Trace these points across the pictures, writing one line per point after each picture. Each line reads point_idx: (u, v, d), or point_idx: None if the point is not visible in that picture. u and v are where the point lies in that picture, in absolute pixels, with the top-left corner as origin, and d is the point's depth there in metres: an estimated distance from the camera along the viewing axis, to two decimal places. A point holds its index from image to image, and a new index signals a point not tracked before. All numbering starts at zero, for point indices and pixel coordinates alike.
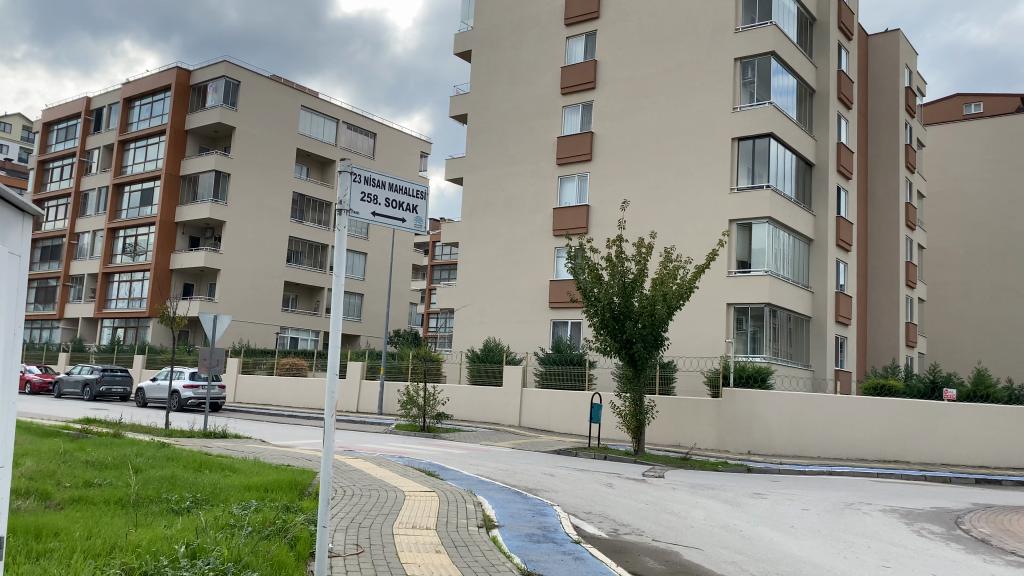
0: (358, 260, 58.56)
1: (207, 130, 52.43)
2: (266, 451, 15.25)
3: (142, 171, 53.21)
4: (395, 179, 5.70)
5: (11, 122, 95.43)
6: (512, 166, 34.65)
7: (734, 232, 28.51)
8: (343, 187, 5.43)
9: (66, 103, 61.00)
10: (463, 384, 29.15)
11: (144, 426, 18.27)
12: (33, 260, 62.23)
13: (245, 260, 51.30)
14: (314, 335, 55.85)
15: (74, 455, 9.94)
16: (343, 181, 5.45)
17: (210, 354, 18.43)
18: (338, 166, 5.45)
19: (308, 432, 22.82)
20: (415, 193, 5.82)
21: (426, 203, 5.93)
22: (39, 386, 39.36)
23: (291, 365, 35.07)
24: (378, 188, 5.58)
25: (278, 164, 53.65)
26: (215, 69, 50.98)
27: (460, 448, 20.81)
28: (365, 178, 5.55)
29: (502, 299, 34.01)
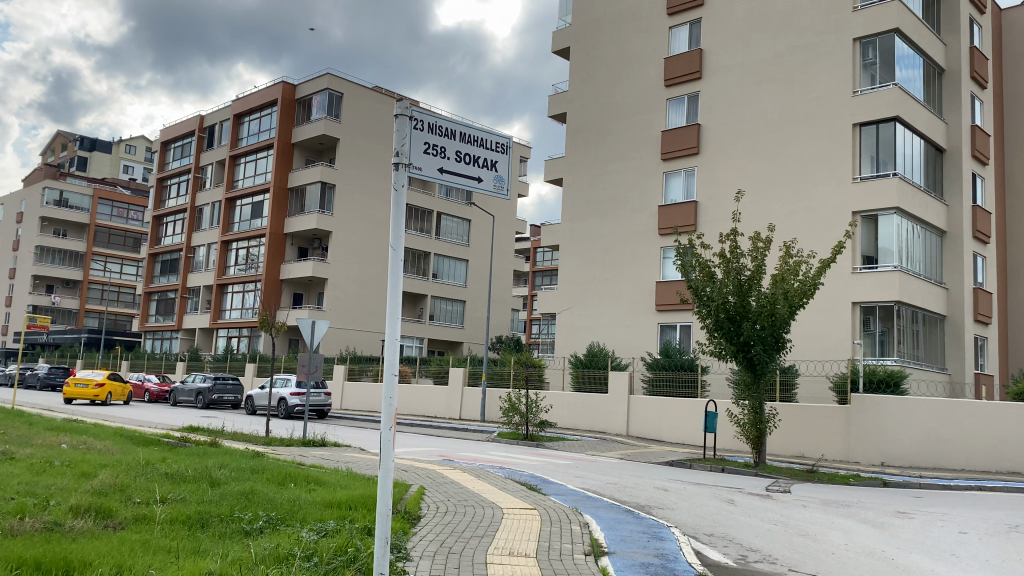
0: (459, 267, 58.44)
1: (313, 142, 53.35)
2: (361, 460, 14.55)
3: (252, 185, 54.60)
4: (468, 128, 4.93)
5: (136, 144, 100.69)
6: (615, 164, 33.40)
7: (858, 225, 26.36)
8: (403, 135, 4.67)
9: (182, 123, 63.45)
10: (567, 391, 28.03)
11: (244, 435, 17.97)
12: (154, 274, 64.97)
13: (350, 269, 51.82)
14: (419, 342, 55.67)
15: (156, 468, 9.38)
16: (403, 126, 4.70)
17: (309, 361, 17.95)
18: (396, 110, 4.70)
19: (410, 442, 22.19)
20: (493, 145, 5.01)
21: (509, 159, 5.12)
22: (157, 394, 40.58)
23: (395, 372, 34.91)
24: (446, 137, 4.81)
25: (380, 173, 54.04)
26: (318, 82, 51.82)
27: (566, 459, 19.67)
28: (430, 126, 4.79)
29: (607, 302, 32.74)
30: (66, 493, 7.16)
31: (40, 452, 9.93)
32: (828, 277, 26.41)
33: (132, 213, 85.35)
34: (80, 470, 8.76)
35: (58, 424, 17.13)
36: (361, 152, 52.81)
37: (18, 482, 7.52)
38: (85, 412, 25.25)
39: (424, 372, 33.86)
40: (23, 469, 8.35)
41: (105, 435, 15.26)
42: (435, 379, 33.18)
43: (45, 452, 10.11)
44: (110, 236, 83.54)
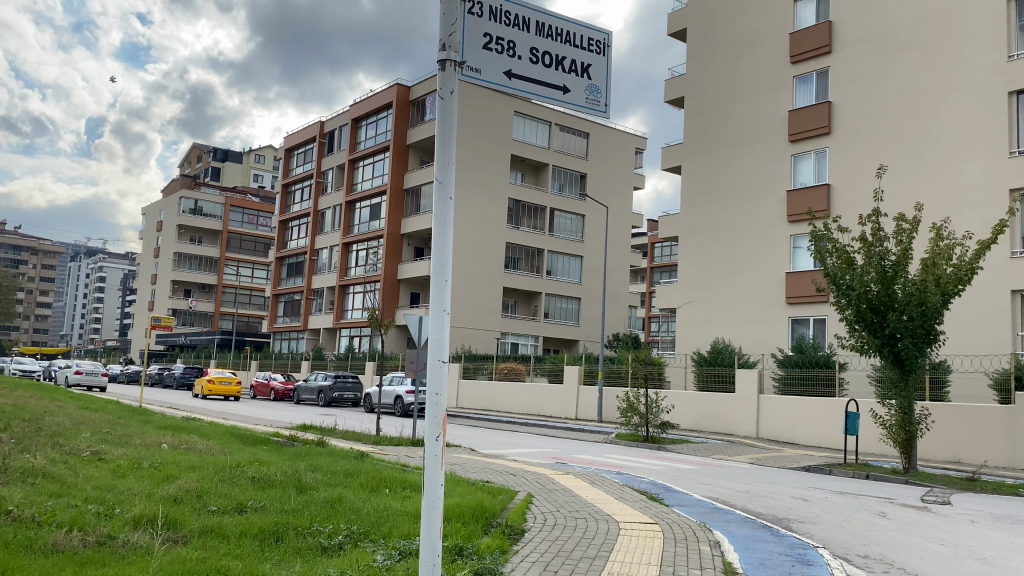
0: (574, 263, 57.35)
1: (427, 143, 53.57)
2: (469, 462, 13.70)
3: (370, 187, 55.33)
4: (555, 24, 4.61)
5: (265, 154, 104.93)
6: (738, 149, 31.52)
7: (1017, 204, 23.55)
8: (458, 22, 4.27)
9: (303, 129, 65.20)
10: (691, 390, 26.45)
11: (354, 433, 17.51)
12: (280, 277, 66.98)
13: (465, 268, 51.63)
14: (534, 340, 54.93)
15: (245, 471, 8.76)
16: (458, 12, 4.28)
17: (417, 358, 17.30)
18: None
19: (525, 442, 21.31)
20: (587, 44, 4.72)
21: (604, 58, 4.83)
22: (281, 393, 41.41)
23: (509, 370, 34.19)
24: (522, 32, 4.51)
25: (494, 170, 53.58)
26: (431, 81, 51.92)
27: (691, 463, 18.22)
28: (501, 17, 4.44)
29: (730, 295, 30.92)
30: (138, 499, 6.57)
31: (133, 452, 9.53)
32: (982, 262, 23.77)
33: (261, 219, 88.77)
34: (166, 473, 8.22)
35: (175, 423, 17.20)
36: (475, 150, 52.56)
37: (94, 486, 7.00)
38: (209, 410, 25.74)
39: (539, 370, 32.97)
40: (105, 472, 7.87)
41: (217, 434, 15.09)
42: (551, 377, 32.20)
43: (140, 452, 9.74)
44: (241, 242, 87.20)
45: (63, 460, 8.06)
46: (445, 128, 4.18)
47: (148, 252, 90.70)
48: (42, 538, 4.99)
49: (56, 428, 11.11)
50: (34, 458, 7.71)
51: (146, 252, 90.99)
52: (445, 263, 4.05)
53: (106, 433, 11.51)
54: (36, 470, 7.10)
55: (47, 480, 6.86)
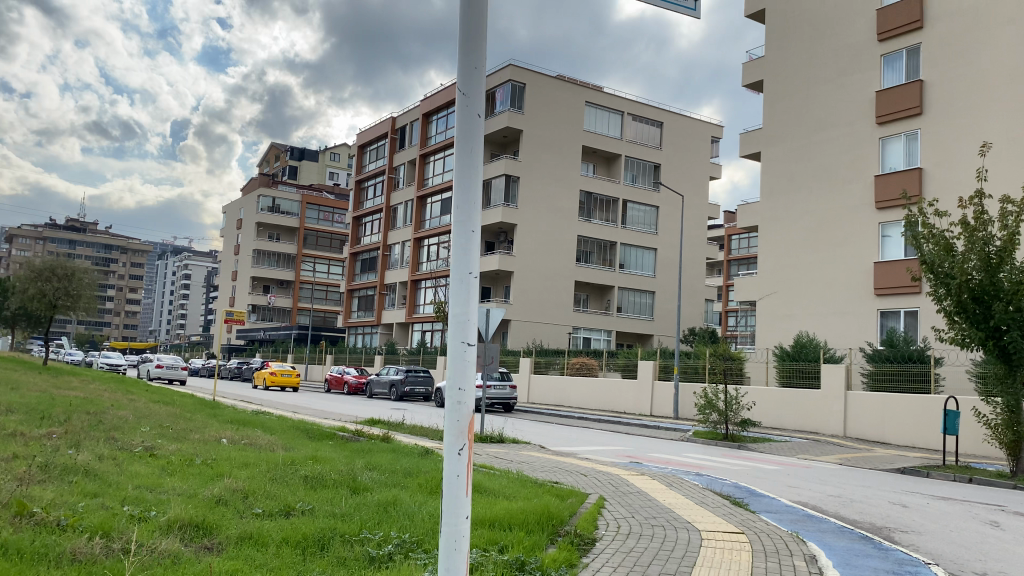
0: (648, 256, 56.06)
1: (498, 136, 53.13)
2: (537, 460, 13.07)
3: (441, 181, 55.15)
4: None
5: (340, 152, 106.32)
6: (821, 133, 30.07)
7: None
8: None
9: (376, 126, 65.56)
10: (773, 386, 25.24)
11: (422, 429, 17.08)
12: (355, 272, 67.55)
13: (536, 261, 51.02)
14: (607, 335, 54.00)
15: (300, 468, 8.30)
16: None
17: (485, 352, 16.77)
18: None
19: (599, 440, 20.57)
20: None
21: None
22: (354, 387, 41.56)
23: (581, 365, 33.43)
24: None
25: (566, 162, 52.76)
26: (501, 74, 51.41)
27: (774, 463, 17.18)
28: None
29: (815, 287, 29.45)
30: (178, 501, 6.12)
31: (190, 449, 9.21)
32: None
33: (336, 216, 89.96)
34: (217, 470, 7.83)
35: (243, 416, 17.02)
36: (546, 142, 51.89)
37: (136, 485, 6.59)
38: (281, 403, 25.78)
39: (612, 365, 32.12)
40: (153, 469, 7.49)
41: (282, 428, 14.81)
42: (625, 373, 31.32)
43: (196, 448, 9.39)
44: (318, 238, 88.53)
45: (113, 456, 7.73)
46: (470, 47, 3.52)
47: (228, 250, 93.00)
48: (62, 545, 4.57)
49: (118, 422, 10.97)
50: (82, 454, 7.39)
51: (227, 250, 93.25)
52: (473, 211, 3.47)
53: (167, 427, 11.31)
54: (80, 466, 6.75)
55: (88, 478, 6.49)
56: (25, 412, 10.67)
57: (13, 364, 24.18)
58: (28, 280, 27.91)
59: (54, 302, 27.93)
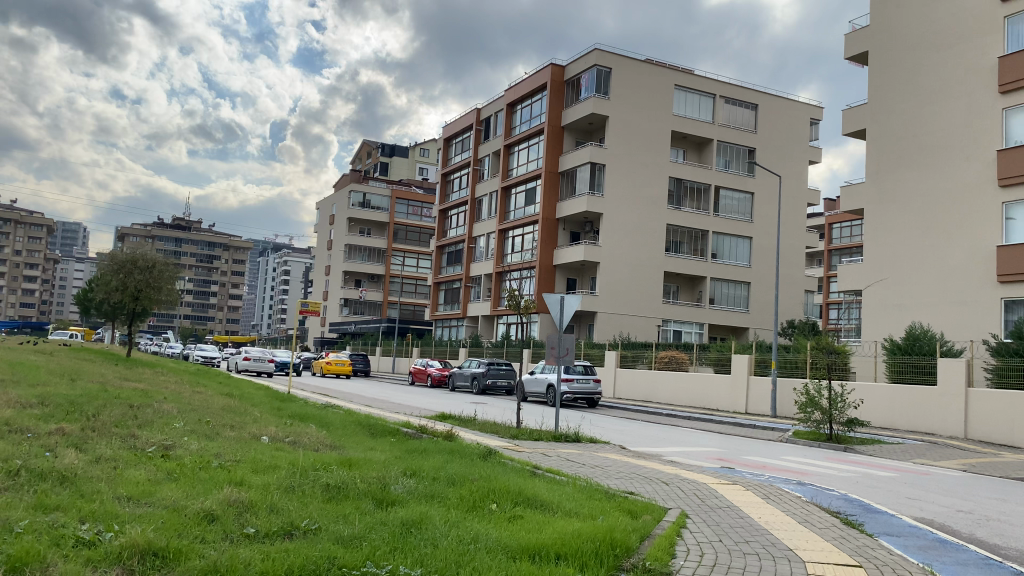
0: (743, 245, 53.47)
1: (583, 123, 51.54)
2: (612, 463, 11.66)
3: (526, 171, 53.90)
4: None
5: (430, 147, 106.40)
6: (935, 105, 27.46)
7: None
8: None
9: (461, 117, 64.79)
10: (881, 383, 23.06)
11: (491, 426, 15.91)
12: (440, 265, 67.14)
13: (624, 252, 49.34)
14: (699, 328, 51.85)
15: (326, 474, 7.12)
16: None
17: (558, 342, 15.43)
18: None
19: (686, 438, 19.01)
20: None
21: None
22: (438, 379, 40.96)
23: (670, 359, 31.83)
24: None
25: (654, 149, 50.81)
26: (587, 58, 49.89)
27: (885, 468, 15.27)
28: None
29: (928, 274, 26.93)
30: (152, 521, 5.04)
31: (218, 448, 8.25)
32: None
33: (425, 211, 89.99)
34: (230, 476, 6.76)
35: (307, 410, 16.24)
36: (633, 127, 50.07)
37: (117, 496, 5.58)
38: (358, 396, 25.11)
39: (703, 359, 30.23)
40: (154, 475, 6.50)
41: (341, 425, 13.90)
42: (716, 367, 29.42)
43: (225, 448, 8.44)
44: (407, 233, 88.84)
45: (114, 459, 6.79)
46: None
47: (320, 245, 94.48)
48: None
49: (153, 415, 10.21)
50: (76, 457, 6.48)
51: (320, 245, 94.53)
52: None
53: (207, 421, 10.50)
54: (59, 472, 5.77)
55: (61, 486, 5.51)
56: (56, 403, 10.00)
57: (96, 356, 24.31)
58: (110, 272, 28.31)
59: (135, 294, 28.18)
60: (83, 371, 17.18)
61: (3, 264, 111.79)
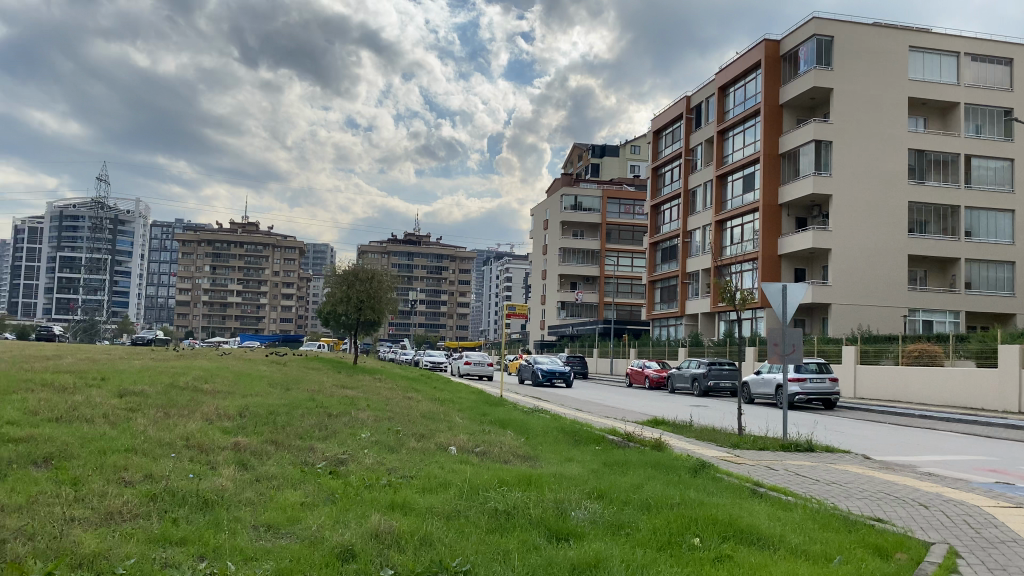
0: (1004, 220, 46.91)
1: (804, 99, 47.71)
2: (856, 478, 9.80)
3: (742, 157, 50.84)
4: None
5: (640, 144, 104.43)
6: None
7: None
8: None
9: (670, 108, 62.65)
10: None
11: (710, 433, 14.36)
12: (656, 263, 65.25)
13: (858, 236, 45.00)
14: (955, 317, 46.13)
15: (500, 493, 6.18)
16: None
17: (783, 338, 13.63)
18: None
19: (945, 445, 16.29)
20: None
21: None
22: (656, 380, 39.45)
23: (921, 353, 27.97)
24: None
25: (888, 120, 45.96)
26: (805, 29, 46.19)
27: None
28: None
29: None
30: (278, 560, 4.28)
31: (395, 462, 7.57)
32: None
33: (639, 208, 88.29)
34: (394, 497, 5.99)
35: (512, 417, 15.62)
36: (862, 99, 45.58)
37: (257, 525, 4.95)
38: (571, 400, 24.29)
39: (962, 352, 26.35)
40: (311, 496, 5.84)
41: (545, 433, 13.03)
42: (979, 361, 25.51)
43: (404, 460, 7.78)
44: (620, 233, 87.67)
45: (275, 478, 6.26)
46: None
47: (537, 251, 95.77)
48: None
49: (344, 425, 9.87)
50: (232, 477, 5.97)
51: (538, 250, 95.66)
52: None
53: (397, 430, 9.99)
54: (205, 495, 5.27)
55: (198, 513, 4.97)
56: (252, 413, 9.94)
57: (323, 365, 25.40)
58: (336, 283, 29.79)
59: (358, 304, 29.38)
60: (302, 380, 17.70)
61: (263, 284, 123.63)
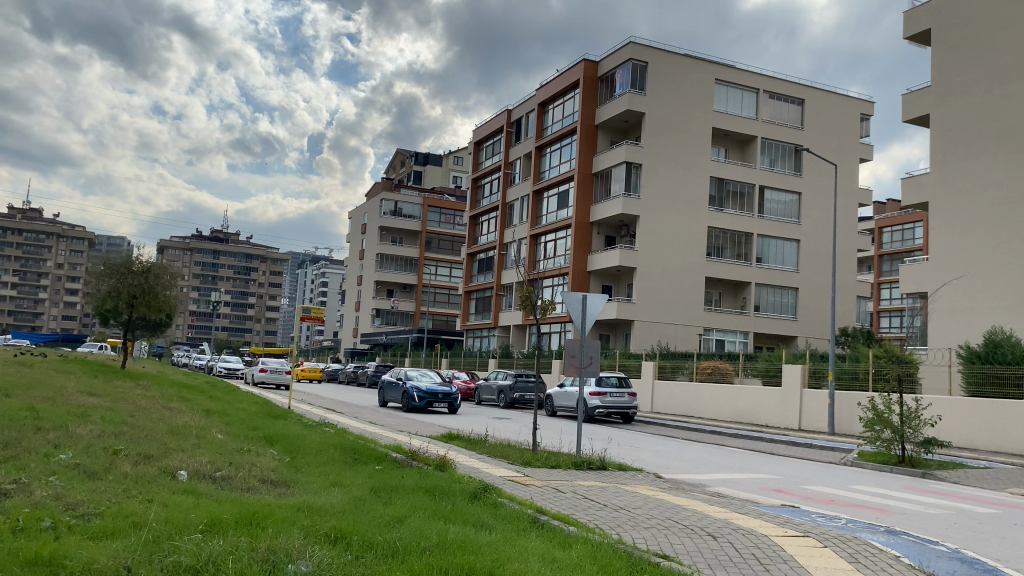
0: (790, 249, 50.37)
1: (618, 121, 48.96)
2: (643, 501, 9.13)
3: (558, 173, 51.45)
4: None
5: (463, 155, 104.48)
6: (1011, 83, 25.03)
7: None
8: None
9: (491, 119, 62.56)
10: (959, 398, 20.78)
11: (502, 450, 13.44)
12: (471, 273, 64.78)
13: (663, 257, 46.68)
14: (744, 337, 48.80)
15: (202, 538, 4.73)
16: None
17: (581, 350, 12.98)
18: None
19: (734, 462, 16.38)
20: None
21: None
22: (463, 391, 38.51)
23: (714, 370, 28.85)
24: None
25: (694, 147, 48.07)
26: (622, 53, 47.43)
27: (982, 503, 12.61)
28: None
29: (1010, 276, 24.23)
30: None
31: (82, 495, 5.87)
32: None
33: (457, 219, 87.95)
34: (43, 547, 4.39)
35: (288, 432, 13.93)
36: (671, 125, 47.42)
37: None
38: (367, 412, 22.69)
39: (750, 370, 27.37)
40: None
41: (318, 451, 11.51)
42: (766, 379, 26.64)
43: (101, 490, 6.13)
44: (438, 242, 86.87)
45: None
46: None
47: (352, 256, 92.87)
48: None
49: (48, 443, 7.94)
50: None
51: (352, 255, 92.82)
52: None
53: (120, 449, 8.19)
54: None
55: None
56: None
57: (84, 368, 22.24)
58: (103, 276, 26.51)
59: (131, 300, 26.41)
60: (40, 386, 15.02)
61: (43, 277, 111.90)
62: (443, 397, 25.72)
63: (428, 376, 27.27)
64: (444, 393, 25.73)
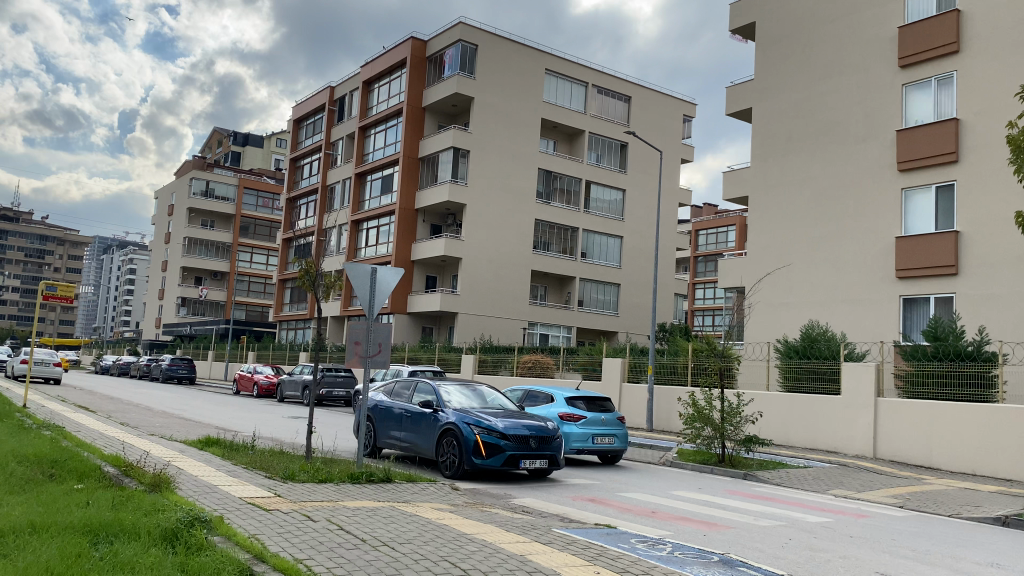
0: (613, 245, 50.34)
1: (446, 105, 46.86)
2: (422, 529, 6.90)
3: (383, 156, 48.60)
4: None
5: (287, 137, 98.95)
6: (830, 80, 25.16)
7: (915, 199, 22.55)
8: None
9: (313, 96, 58.66)
10: (776, 392, 20.29)
11: (268, 459, 10.80)
12: (287, 261, 60.58)
13: (488, 247, 45.09)
14: (567, 332, 48.18)
15: None
16: None
17: (367, 336, 10.58)
18: None
19: None
20: None
21: None
22: (265, 388, 35.03)
23: (534, 364, 27.32)
24: None
25: (523, 137, 46.81)
26: (451, 33, 45.32)
27: (809, 509, 11.37)
28: None
29: (826, 271, 24.31)
30: None
31: None
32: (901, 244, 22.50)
33: (276, 203, 82.79)
34: None
35: None
36: (500, 112, 45.88)
37: None
38: (132, 412, 19.08)
39: (570, 365, 26.04)
40: None
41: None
42: (586, 374, 25.41)
43: None
44: (256, 227, 81.44)
45: None
46: None
47: (158, 240, 85.13)
48: None
49: None
50: None
51: (158, 238, 85.09)
52: None
53: None
54: None
55: None
56: None
57: None
58: None
59: None
60: None
61: None
62: (539, 449, 11.69)
63: (478, 396, 12.95)
64: (540, 439, 11.72)
